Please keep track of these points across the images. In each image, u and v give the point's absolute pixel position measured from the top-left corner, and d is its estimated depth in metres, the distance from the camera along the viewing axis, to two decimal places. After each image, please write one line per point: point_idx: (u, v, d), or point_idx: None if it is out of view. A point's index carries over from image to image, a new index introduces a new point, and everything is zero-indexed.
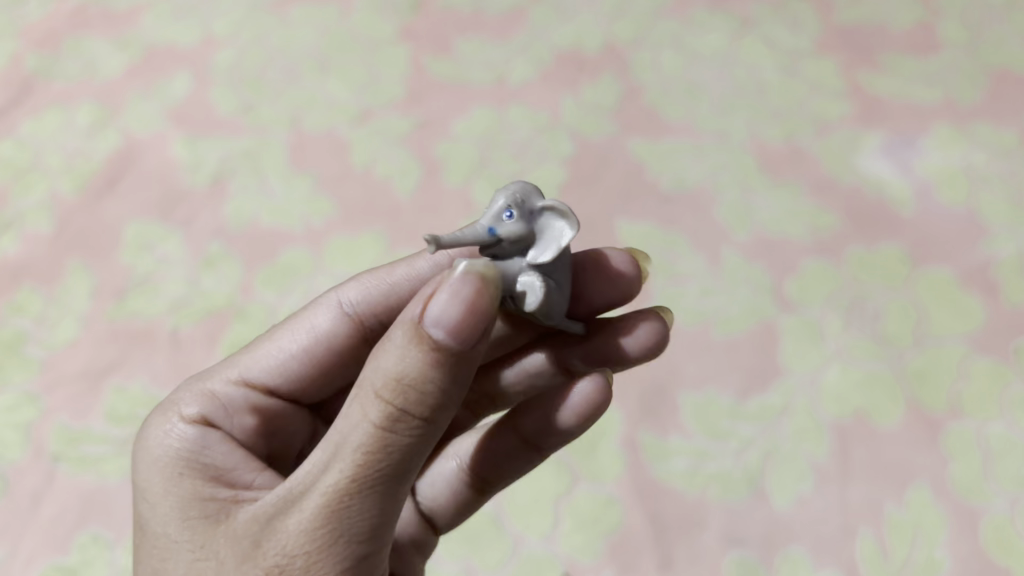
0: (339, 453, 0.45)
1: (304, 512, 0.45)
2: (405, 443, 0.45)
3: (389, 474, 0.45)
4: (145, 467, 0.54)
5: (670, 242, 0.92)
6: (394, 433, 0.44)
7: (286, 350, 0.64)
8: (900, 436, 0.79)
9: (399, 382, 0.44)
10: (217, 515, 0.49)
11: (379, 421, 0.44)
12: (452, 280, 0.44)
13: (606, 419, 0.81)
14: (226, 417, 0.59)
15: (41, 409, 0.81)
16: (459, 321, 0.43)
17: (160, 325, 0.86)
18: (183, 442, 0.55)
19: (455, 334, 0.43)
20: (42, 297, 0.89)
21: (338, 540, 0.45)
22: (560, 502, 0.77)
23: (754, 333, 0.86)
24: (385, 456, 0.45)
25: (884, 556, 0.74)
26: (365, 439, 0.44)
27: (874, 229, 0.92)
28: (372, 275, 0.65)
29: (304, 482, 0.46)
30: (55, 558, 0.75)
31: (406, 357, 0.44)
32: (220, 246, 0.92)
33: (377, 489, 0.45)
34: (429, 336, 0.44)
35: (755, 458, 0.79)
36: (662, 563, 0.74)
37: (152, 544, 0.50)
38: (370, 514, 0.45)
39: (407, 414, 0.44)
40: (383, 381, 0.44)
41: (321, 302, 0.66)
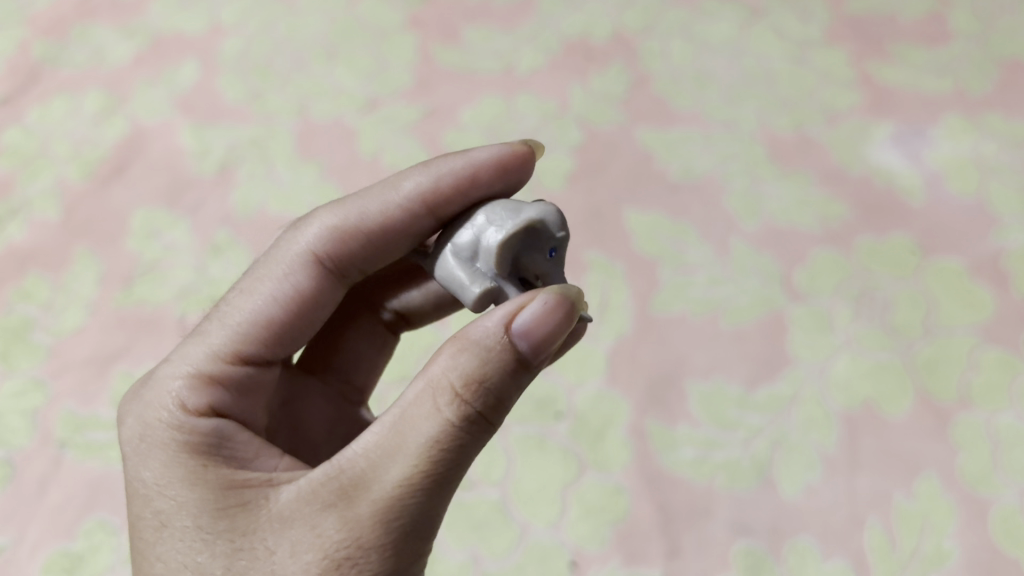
0: (408, 447, 0.46)
1: (368, 503, 0.46)
2: (472, 442, 0.47)
3: (455, 471, 0.46)
4: (160, 460, 0.51)
5: (678, 231, 0.91)
6: (467, 431, 0.46)
7: (256, 307, 0.59)
8: (910, 427, 0.79)
9: (480, 382, 0.46)
10: (255, 503, 0.48)
11: (456, 418, 0.46)
12: (541, 295, 0.47)
13: (612, 408, 0.81)
14: (231, 399, 0.56)
15: (47, 395, 0.81)
16: (552, 332, 0.46)
17: (167, 313, 0.86)
18: (187, 426, 0.52)
19: (540, 345, 0.46)
20: (48, 284, 0.88)
21: (405, 535, 0.46)
22: (567, 490, 0.77)
23: (763, 322, 0.85)
24: (455, 452, 0.46)
25: (893, 547, 0.74)
26: (438, 434, 0.46)
27: (884, 218, 0.92)
28: (336, 217, 0.62)
29: (362, 475, 0.46)
30: (62, 544, 0.75)
31: (489, 359, 0.46)
32: (227, 234, 0.92)
33: (444, 486, 0.46)
34: (517, 344, 0.46)
35: (764, 448, 0.78)
36: (669, 551, 0.74)
37: (183, 535, 0.49)
38: (434, 513, 0.47)
39: (483, 415, 0.46)
40: (462, 379, 0.46)
41: (287, 262, 0.61)
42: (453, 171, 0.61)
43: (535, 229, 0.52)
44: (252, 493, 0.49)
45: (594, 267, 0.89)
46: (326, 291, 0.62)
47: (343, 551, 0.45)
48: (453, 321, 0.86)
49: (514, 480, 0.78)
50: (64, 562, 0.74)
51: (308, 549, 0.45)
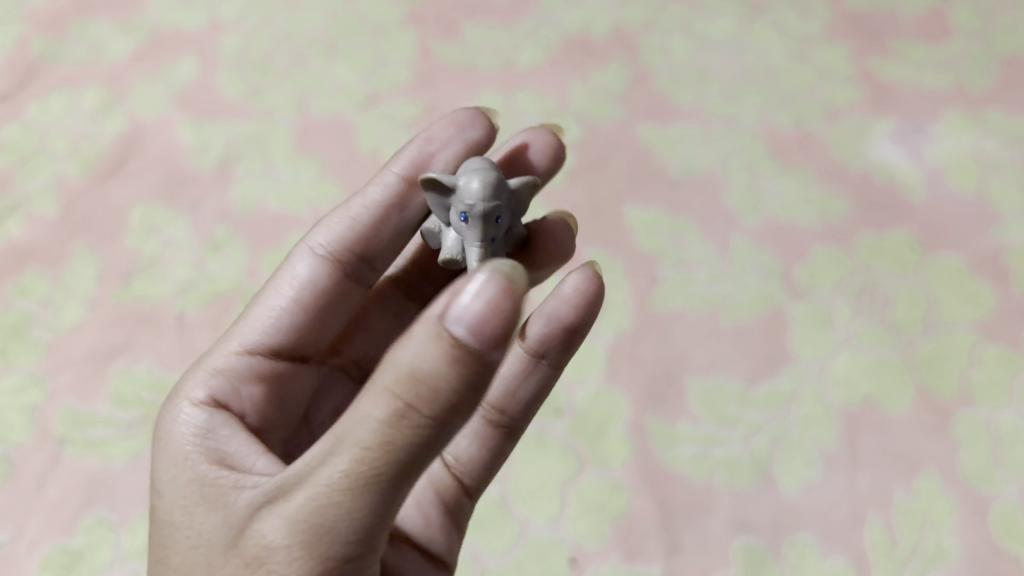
0: (340, 447, 0.42)
1: (300, 506, 0.43)
2: (411, 447, 0.41)
3: (391, 476, 0.41)
4: (162, 453, 0.55)
5: (679, 227, 0.91)
6: (400, 432, 0.41)
7: (274, 310, 0.65)
8: (910, 423, 0.79)
9: (411, 376, 0.40)
10: (217, 501, 0.49)
11: (388, 421, 0.41)
12: (481, 281, 0.40)
13: (612, 404, 0.81)
14: (232, 391, 0.60)
15: (46, 391, 0.81)
16: (484, 318, 0.39)
17: (166, 310, 0.86)
18: (204, 431, 0.55)
19: (478, 333, 0.39)
20: (47, 280, 0.88)
21: (330, 536, 0.42)
22: (567, 486, 0.77)
23: (763, 318, 0.85)
24: (386, 457, 0.41)
25: (893, 543, 0.73)
26: (365, 434, 0.41)
27: (884, 215, 0.92)
28: (337, 216, 0.68)
29: (303, 472, 0.44)
30: (60, 541, 0.74)
31: (422, 352, 0.40)
32: (226, 230, 0.91)
33: (377, 489, 0.41)
34: (449, 334, 0.40)
35: (764, 445, 0.78)
36: (669, 547, 0.74)
37: (165, 524, 0.51)
38: (368, 517, 0.42)
39: (417, 415, 0.40)
40: (395, 375, 0.41)
41: (294, 258, 0.67)
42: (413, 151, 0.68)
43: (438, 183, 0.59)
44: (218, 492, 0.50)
45: (594, 263, 0.89)
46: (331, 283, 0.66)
47: (274, 557, 0.44)
48: None
49: (514, 477, 0.77)
50: (62, 559, 0.74)
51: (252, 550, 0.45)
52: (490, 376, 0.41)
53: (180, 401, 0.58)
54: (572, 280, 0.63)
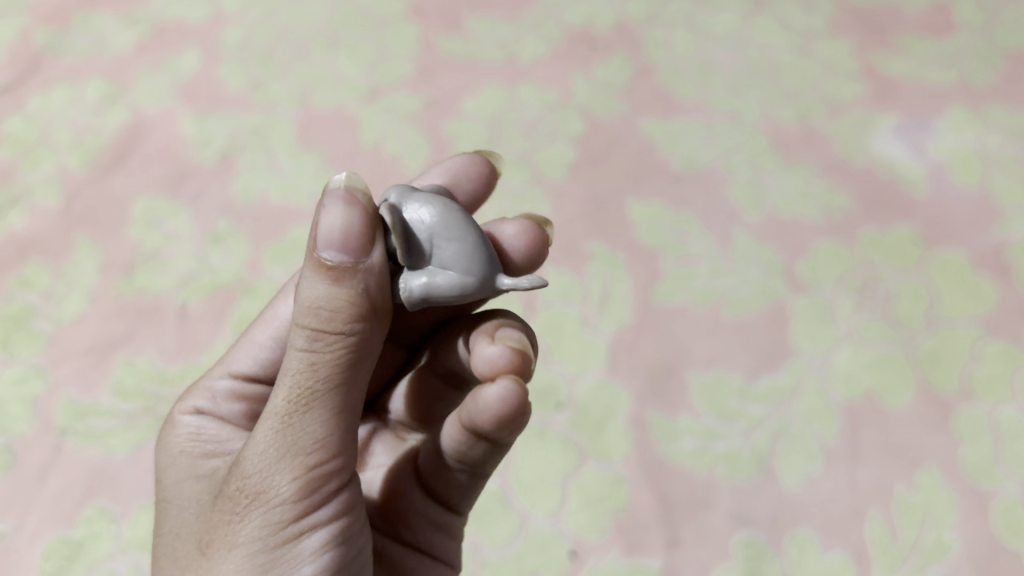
0: (281, 382, 0.47)
1: (258, 441, 0.47)
2: (337, 358, 0.46)
3: (327, 389, 0.46)
4: (164, 455, 0.60)
5: (681, 222, 0.91)
6: (318, 352, 0.46)
7: (262, 346, 0.64)
8: (911, 418, 0.79)
9: (311, 306, 0.46)
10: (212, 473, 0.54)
11: (308, 343, 0.46)
12: (328, 208, 0.47)
13: (613, 398, 0.81)
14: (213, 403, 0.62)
15: (48, 382, 0.81)
16: (342, 229, 0.46)
17: (168, 302, 0.86)
18: (199, 432, 0.60)
19: (343, 246, 0.46)
20: (49, 272, 0.88)
21: (285, 453, 0.46)
22: (567, 480, 0.77)
23: (765, 313, 0.85)
24: (316, 370, 0.46)
25: (893, 538, 0.73)
26: (295, 361, 0.46)
27: (887, 211, 0.91)
28: None
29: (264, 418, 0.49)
30: (61, 531, 0.74)
31: (313, 283, 0.46)
32: (229, 223, 0.91)
33: (318, 402, 0.46)
34: (323, 258, 0.46)
35: (764, 439, 0.78)
36: (669, 541, 0.74)
37: (168, 510, 0.56)
38: (319, 429, 0.46)
39: (332, 327, 0.46)
40: (300, 310, 0.46)
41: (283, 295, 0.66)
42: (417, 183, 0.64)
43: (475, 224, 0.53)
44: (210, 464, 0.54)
45: (596, 258, 0.88)
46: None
47: (246, 491, 0.48)
48: None
49: (514, 470, 0.77)
50: (64, 549, 0.74)
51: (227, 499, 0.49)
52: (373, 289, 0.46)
53: (175, 417, 0.62)
54: (488, 394, 0.51)
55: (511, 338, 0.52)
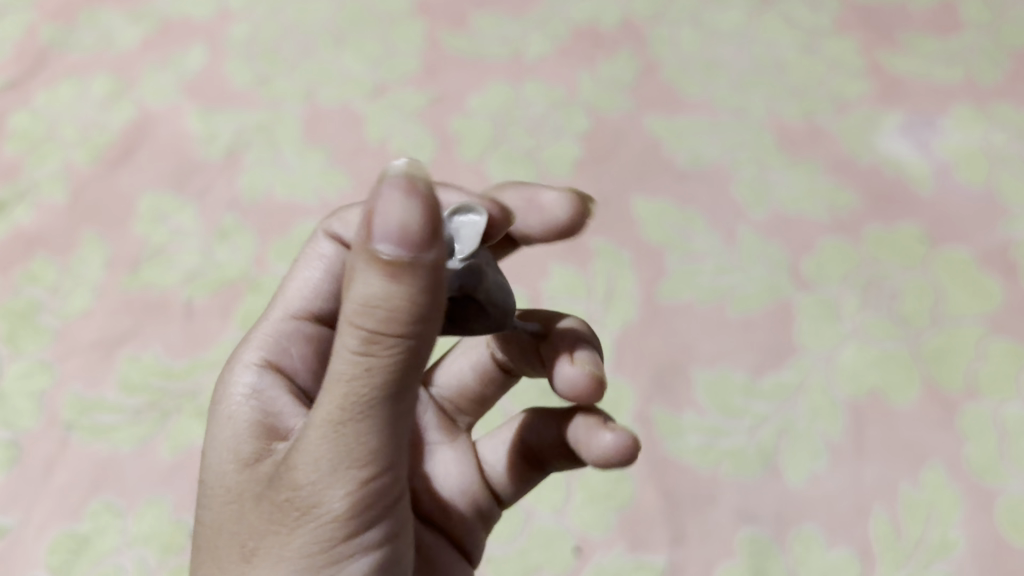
0: (331, 381, 0.45)
1: (311, 442, 0.46)
2: (395, 365, 0.43)
3: (381, 396, 0.44)
4: (211, 417, 0.57)
5: (686, 219, 0.91)
6: (374, 357, 0.43)
7: (314, 281, 0.64)
8: (916, 416, 0.79)
9: (367, 307, 0.42)
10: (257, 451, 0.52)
11: (364, 349, 0.43)
12: (387, 194, 0.41)
13: (618, 395, 0.81)
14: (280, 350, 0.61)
15: (54, 377, 0.82)
16: (403, 225, 0.40)
17: (175, 297, 0.86)
18: (254, 396, 0.57)
19: (405, 245, 0.41)
20: (55, 267, 0.89)
21: (340, 459, 0.45)
22: (573, 476, 0.77)
23: (770, 310, 0.85)
24: (371, 377, 0.44)
25: (897, 535, 0.73)
26: (349, 365, 0.44)
27: (893, 208, 0.91)
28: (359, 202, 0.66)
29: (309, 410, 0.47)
30: (68, 525, 0.74)
31: (368, 280, 0.42)
32: (235, 218, 0.92)
33: (372, 409, 0.44)
34: (378, 253, 0.41)
35: (769, 436, 0.78)
36: (674, 538, 0.74)
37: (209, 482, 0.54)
38: (374, 434, 0.45)
39: (390, 334, 0.42)
40: (354, 307, 0.42)
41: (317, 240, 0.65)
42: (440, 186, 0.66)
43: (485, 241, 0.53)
44: None
45: (601, 255, 0.89)
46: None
47: (300, 492, 0.47)
48: None
49: None
50: (70, 543, 0.74)
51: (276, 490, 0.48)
52: (440, 282, 0.42)
53: (234, 368, 0.60)
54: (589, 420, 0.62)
55: (590, 361, 0.58)
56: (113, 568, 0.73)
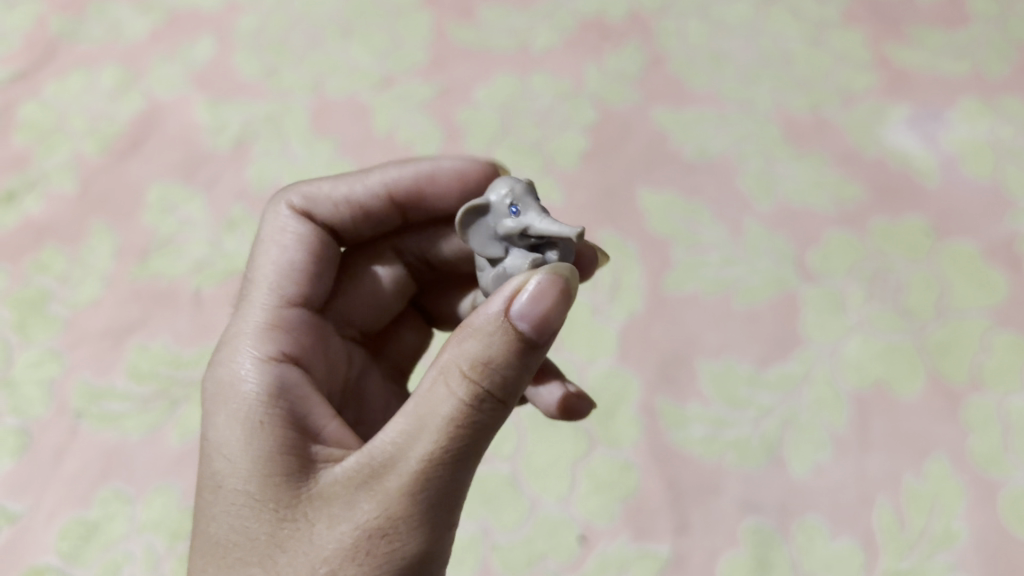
0: (428, 425, 0.48)
1: (381, 487, 0.48)
2: (482, 428, 0.48)
3: (470, 449, 0.48)
4: (222, 416, 0.53)
5: (692, 211, 0.91)
6: (479, 411, 0.48)
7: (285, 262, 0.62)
8: (920, 408, 0.79)
9: (487, 365, 0.48)
10: (300, 475, 0.50)
11: (466, 403, 0.47)
12: (535, 281, 0.48)
13: (624, 385, 0.81)
14: (290, 339, 0.59)
15: (64, 365, 0.82)
16: (541, 295, 0.47)
17: (183, 286, 0.87)
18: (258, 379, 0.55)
19: (541, 326, 0.47)
20: (65, 256, 0.89)
21: (428, 505, 0.47)
22: (577, 466, 0.77)
23: (776, 302, 0.85)
24: (472, 431, 0.48)
25: (901, 526, 0.73)
26: (455, 412, 0.47)
27: (899, 201, 0.92)
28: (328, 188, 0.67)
29: (392, 449, 0.48)
30: (77, 512, 0.75)
31: (493, 344, 0.48)
32: (243, 209, 0.92)
33: (463, 460, 0.48)
34: (515, 325, 0.47)
35: (774, 427, 0.78)
36: (679, 527, 0.74)
37: (232, 498, 0.50)
38: (454, 485, 0.48)
39: (492, 395, 0.48)
40: (470, 362, 0.48)
41: (278, 224, 0.64)
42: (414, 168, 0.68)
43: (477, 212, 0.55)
44: (298, 464, 0.50)
45: (608, 246, 0.89)
46: (333, 247, 0.66)
47: (380, 533, 0.47)
48: None
49: (525, 454, 0.78)
50: (79, 530, 0.74)
51: (346, 530, 0.47)
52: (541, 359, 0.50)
53: (224, 359, 0.57)
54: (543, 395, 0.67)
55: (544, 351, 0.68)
56: (123, 555, 0.73)
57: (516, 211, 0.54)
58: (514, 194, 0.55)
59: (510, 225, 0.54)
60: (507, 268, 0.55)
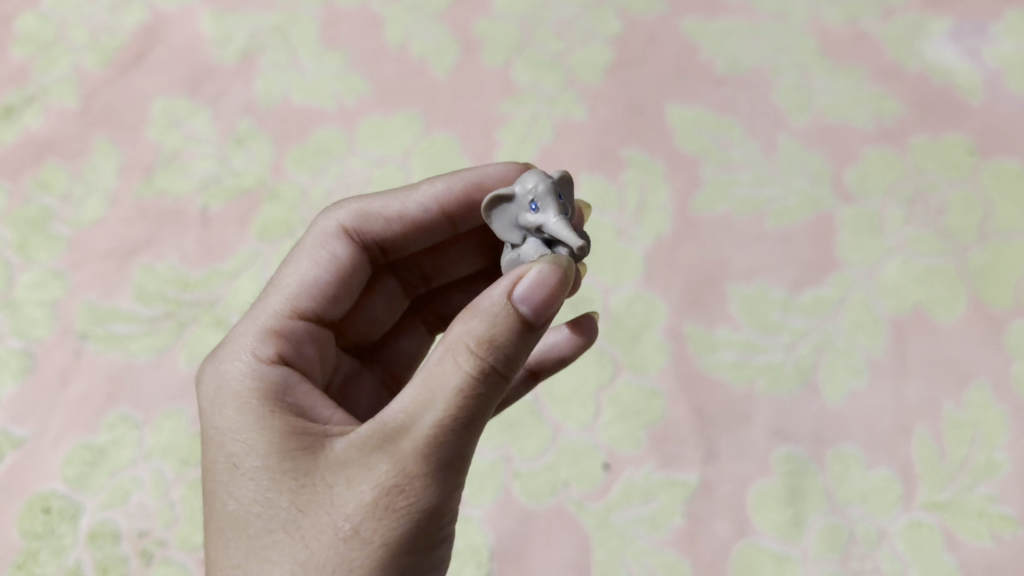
0: (437, 393, 0.44)
1: (396, 452, 0.43)
2: (490, 396, 0.44)
3: (479, 415, 0.44)
4: (228, 406, 0.50)
5: (723, 127, 0.87)
6: (486, 384, 0.44)
7: (309, 274, 0.58)
8: (961, 333, 0.75)
9: (492, 341, 0.44)
10: (313, 448, 0.46)
11: (471, 373, 0.44)
12: (538, 268, 0.45)
13: (649, 309, 0.78)
14: (292, 349, 0.55)
15: (67, 286, 0.79)
16: (540, 280, 0.45)
17: (190, 205, 0.83)
18: (263, 372, 0.51)
19: (541, 309, 0.44)
20: (67, 174, 0.86)
21: (442, 468, 0.44)
22: (602, 391, 0.74)
23: (811, 222, 0.81)
24: (481, 400, 0.44)
25: (940, 455, 0.69)
26: (462, 382, 0.44)
27: (940, 118, 0.86)
28: (360, 203, 0.62)
29: (404, 416, 0.44)
30: (84, 437, 0.71)
31: (498, 319, 0.44)
32: (250, 124, 0.88)
33: (472, 426, 0.44)
34: (517, 307, 0.44)
35: (808, 352, 0.75)
36: (707, 455, 0.71)
37: (251, 474, 0.46)
38: (464, 450, 0.44)
39: (496, 371, 0.44)
40: (475, 339, 0.44)
41: (320, 235, 0.60)
42: (459, 180, 0.62)
43: (501, 199, 0.54)
44: (311, 439, 0.46)
45: (633, 165, 0.85)
46: (364, 266, 0.62)
47: (397, 495, 0.43)
48: None
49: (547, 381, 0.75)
50: (86, 456, 0.70)
51: (365, 494, 0.43)
52: (538, 342, 0.47)
53: (224, 358, 0.53)
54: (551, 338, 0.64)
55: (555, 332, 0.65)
56: (130, 482, 0.69)
57: (535, 205, 0.53)
58: (535, 190, 0.53)
59: (530, 221, 0.53)
60: (520, 255, 0.54)
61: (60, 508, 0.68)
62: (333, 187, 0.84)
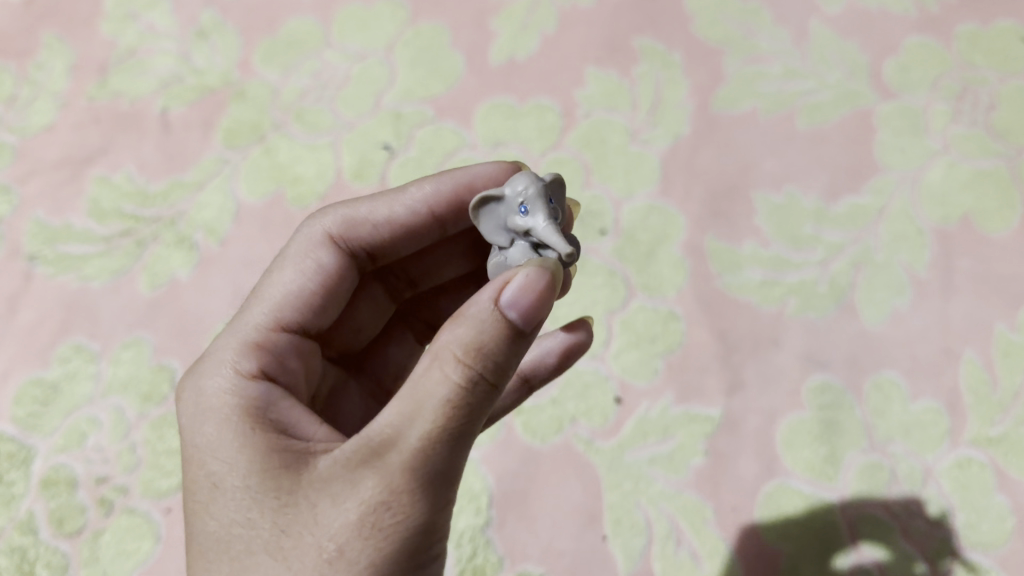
0: (424, 404, 0.36)
1: (385, 469, 0.36)
2: (484, 406, 0.37)
3: (473, 425, 0.37)
4: (203, 419, 0.42)
5: (748, 13, 0.77)
6: (478, 395, 0.36)
7: (293, 289, 0.50)
8: (1014, 245, 0.66)
9: (483, 350, 0.36)
10: (295, 463, 0.38)
11: (461, 384, 0.36)
12: (527, 271, 0.38)
13: (665, 222, 0.69)
14: (279, 363, 0.46)
15: (15, 202, 0.71)
16: (529, 284, 0.37)
17: (148, 108, 0.74)
18: (243, 384, 0.43)
19: (531, 316, 0.37)
20: (13, 75, 0.77)
21: (434, 485, 0.36)
22: (613, 315, 0.66)
23: (847, 120, 0.72)
24: (475, 411, 0.36)
25: (992, 385, 0.61)
26: (452, 394, 0.36)
27: (991, 3, 0.77)
28: (346, 208, 0.53)
29: (391, 429, 0.36)
30: (34, 372, 0.64)
31: (486, 324, 0.37)
32: (214, 15, 0.78)
33: (465, 439, 0.37)
34: (505, 313, 0.37)
35: (844, 267, 0.67)
36: (730, 386, 0.63)
37: (230, 495, 0.39)
38: (457, 465, 0.37)
39: (488, 381, 0.36)
40: (461, 346, 0.36)
41: (303, 244, 0.51)
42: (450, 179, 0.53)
43: (487, 200, 0.45)
44: (292, 454, 0.39)
45: (646, 56, 0.76)
46: (354, 277, 0.53)
47: (386, 516, 0.36)
48: (478, 121, 0.73)
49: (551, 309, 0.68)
50: (37, 394, 0.63)
51: (350, 515, 0.36)
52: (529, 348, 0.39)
53: (199, 377, 0.44)
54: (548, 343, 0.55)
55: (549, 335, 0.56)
56: (87, 422, 0.62)
57: (523, 208, 0.44)
58: (525, 193, 0.44)
59: (518, 226, 0.44)
60: (509, 260, 0.46)
61: (10, 452, 0.61)
62: (308, 85, 0.75)
